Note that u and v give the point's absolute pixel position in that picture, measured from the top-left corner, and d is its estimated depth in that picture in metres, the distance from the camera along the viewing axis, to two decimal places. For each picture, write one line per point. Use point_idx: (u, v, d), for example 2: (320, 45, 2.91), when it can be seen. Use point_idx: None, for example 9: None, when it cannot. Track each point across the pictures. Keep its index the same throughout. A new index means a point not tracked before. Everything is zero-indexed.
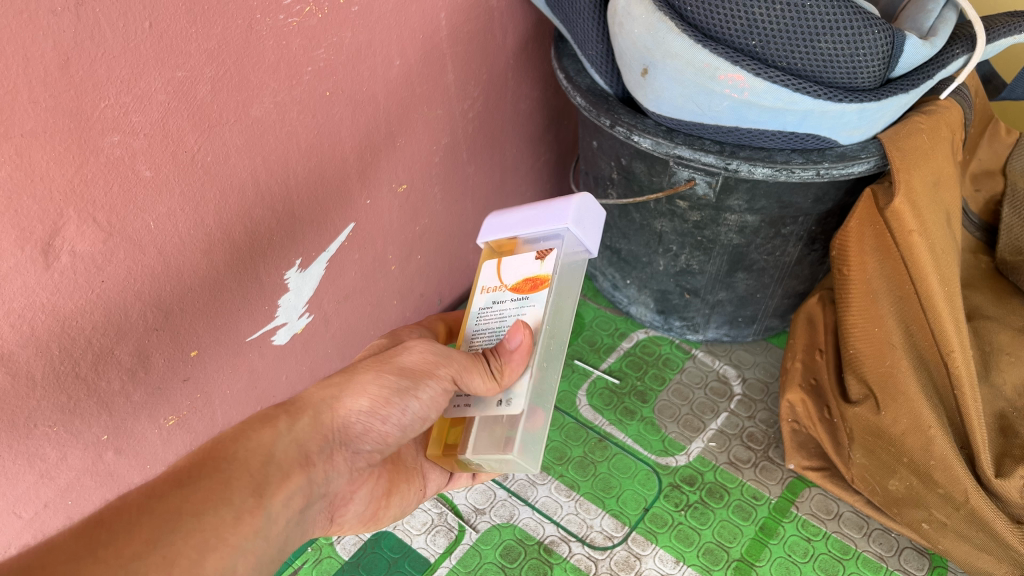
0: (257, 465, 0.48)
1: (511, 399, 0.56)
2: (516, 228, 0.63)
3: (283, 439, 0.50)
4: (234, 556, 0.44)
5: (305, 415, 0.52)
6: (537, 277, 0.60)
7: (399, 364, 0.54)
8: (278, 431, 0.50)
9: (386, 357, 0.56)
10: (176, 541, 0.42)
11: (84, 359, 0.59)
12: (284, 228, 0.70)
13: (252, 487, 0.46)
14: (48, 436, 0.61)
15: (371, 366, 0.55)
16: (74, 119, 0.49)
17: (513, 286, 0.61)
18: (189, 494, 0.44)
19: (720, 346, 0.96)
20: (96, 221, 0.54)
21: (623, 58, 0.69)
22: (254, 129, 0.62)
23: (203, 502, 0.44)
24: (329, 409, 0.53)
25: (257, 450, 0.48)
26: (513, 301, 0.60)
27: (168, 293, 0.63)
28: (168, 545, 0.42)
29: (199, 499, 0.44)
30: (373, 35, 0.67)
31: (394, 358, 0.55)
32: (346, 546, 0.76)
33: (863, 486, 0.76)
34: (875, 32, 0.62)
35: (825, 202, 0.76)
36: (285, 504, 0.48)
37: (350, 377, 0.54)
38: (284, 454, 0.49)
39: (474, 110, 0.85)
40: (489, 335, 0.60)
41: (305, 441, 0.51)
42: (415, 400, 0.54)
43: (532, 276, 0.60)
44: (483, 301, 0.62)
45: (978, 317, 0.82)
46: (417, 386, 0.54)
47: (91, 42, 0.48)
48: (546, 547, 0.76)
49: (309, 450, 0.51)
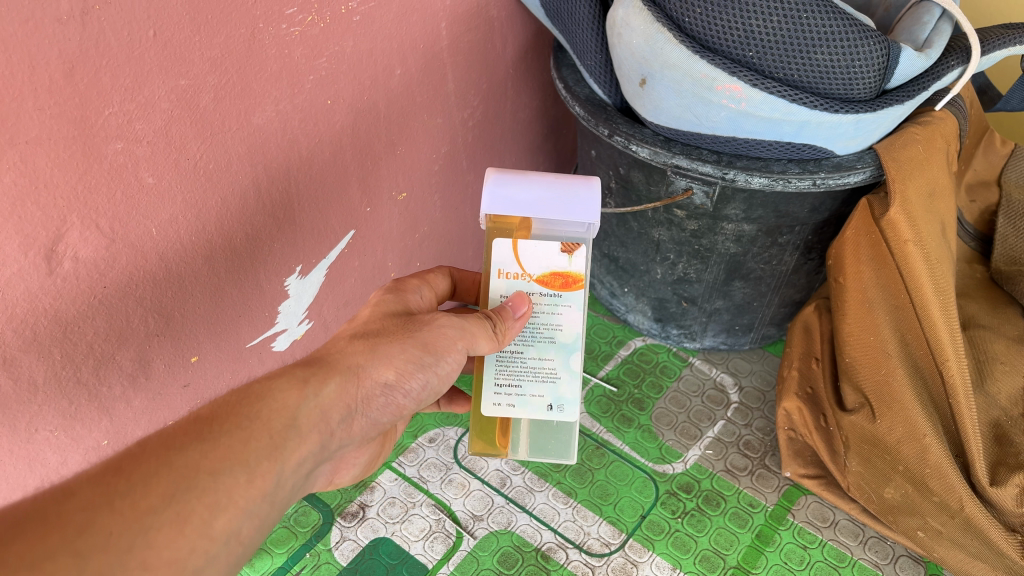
0: (278, 429, 0.48)
1: (563, 405, 0.63)
2: (532, 209, 0.61)
3: (308, 403, 0.50)
4: (243, 519, 0.44)
5: (333, 380, 0.51)
6: (568, 275, 0.61)
7: (422, 339, 0.55)
8: (304, 396, 0.50)
9: (409, 326, 0.56)
10: (190, 500, 0.42)
11: (85, 364, 0.60)
12: (285, 235, 0.71)
13: (269, 448, 0.47)
14: (49, 440, 0.62)
15: (394, 336, 0.55)
16: (78, 126, 0.50)
17: (540, 279, 0.62)
18: (208, 450, 0.44)
19: (717, 355, 0.96)
20: (99, 228, 0.55)
21: (622, 68, 0.70)
22: (256, 136, 0.63)
23: (221, 461, 0.45)
24: (355, 378, 0.52)
25: (281, 413, 0.48)
26: (542, 296, 0.62)
27: (169, 299, 0.63)
28: (183, 503, 0.42)
29: (218, 456, 0.45)
30: (374, 44, 0.68)
31: (416, 330, 0.55)
32: (345, 551, 0.76)
33: (859, 493, 0.77)
34: (871, 44, 0.63)
35: (821, 211, 0.77)
36: (297, 468, 0.48)
37: (373, 347, 0.54)
38: (306, 420, 0.49)
39: (473, 119, 0.86)
40: (521, 336, 0.62)
41: (328, 409, 0.51)
42: (433, 373, 0.56)
43: (563, 271, 0.61)
44: (503, 286, 0.62)
45: (973, 326, 0.83)
46: (439, 362, 0.56)
47: (96, 51, 0.48)
48: (543, 554, 0.76)
49: (332, 421, 0.51)
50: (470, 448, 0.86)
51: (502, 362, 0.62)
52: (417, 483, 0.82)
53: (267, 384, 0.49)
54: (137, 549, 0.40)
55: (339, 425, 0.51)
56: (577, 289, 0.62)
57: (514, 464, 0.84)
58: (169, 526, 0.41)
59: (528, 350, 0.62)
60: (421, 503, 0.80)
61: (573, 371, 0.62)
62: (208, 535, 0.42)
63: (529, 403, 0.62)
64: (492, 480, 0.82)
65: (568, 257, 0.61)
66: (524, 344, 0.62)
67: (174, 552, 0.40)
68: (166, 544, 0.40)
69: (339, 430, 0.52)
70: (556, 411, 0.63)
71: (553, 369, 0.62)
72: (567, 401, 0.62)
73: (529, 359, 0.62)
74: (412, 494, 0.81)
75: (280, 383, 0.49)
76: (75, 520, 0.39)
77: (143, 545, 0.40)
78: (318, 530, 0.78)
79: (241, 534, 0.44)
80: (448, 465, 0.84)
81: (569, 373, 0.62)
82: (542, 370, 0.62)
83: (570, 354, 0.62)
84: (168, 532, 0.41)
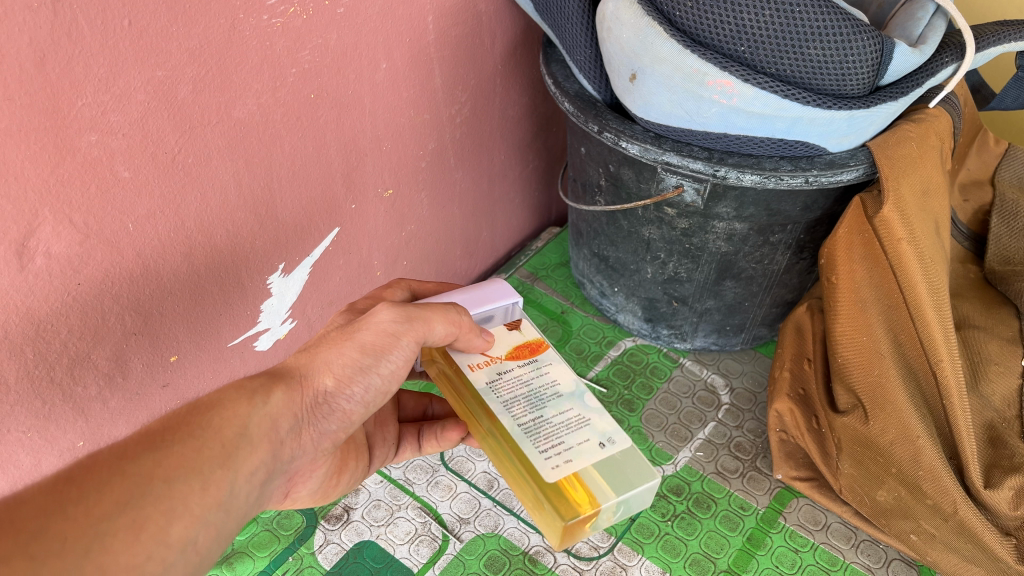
0: (230, 437, 0.48)
1: (610, 438, 0.56)
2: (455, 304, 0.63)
3: (258, 412, 0.50)
4: (198, 528, 0.44)
5: (279, 391, 0.51)
6: (527, 343, 0.62)
7: (359, 340, 0.54)
8: (253, 405, 0.50)
9: (350, 326, 0.55)
10: (143, 507, 0.42)
11: (59, 364, 0.58)
12: (266, 231, 0.69)
13: (221, 457, 0.47)
14: (22, 442, 0.60)
15: (333, 342, 0.54)
16: (50, 117, 0.48)
17: (510, 356, 0.61)
18: (161, 458, 0.45)
19: (708, 355, 0.95)
20: (73, 223, 0.53)
21: (612, 63, 0.68)
22: (237, 130, 0.61)
23: (176, 468, 0.45)
24: (299, 387, 0.52)
25: (232, 422, 0.48)
26: (523, 367, 0.60)
27: (147, 296, 0.62)
28: (138, 509, 0.42)
29: (172, 464, 0.45)
30: (358, 38, 0.66)
31: (355, 330, 0.54)
32: (328, 555, 0.75)
33: (851, 496, 0.75)
34: (865, 39, 0.61)
35: (814, 210, 0.76)
36: (250, 478, 0.48)
37: (314, 355, 0.54)
38: (257, 429, 0.49)
39: (461, 116, 0.84)
40: (529, 404, 0.58)
41: (278, 419, 0.50)
42: (378, 373, 0.54)
43: (524, 342, 0.62)
44: (485, 375, 0.59)
45: (966, 326, 0.82)
46: (380, 362, 0.54)
47: (68, 40, 0.47)
48: (531, 558, 0.74)
49: (282, 430, 0.50)
50: (458, 450, 0.84)
51: (532, 431, 0.56)
52: (403, 486, 0.81)
53: (217, 395, 0.49)
54: (92, 554, 0.40)
55: (289, 434, 0.51)
56: (546, 350, 0.62)
57: None
58: (122, 531, 0.41)
59: (545, 411, 0.57)
60: (406, 506, 0.79)
61: (595, 409, 0.58)
62: (164, 542, 0.43)
63: (583, 452, 0.55)
64: (479, 482, 0.81)
65: (520, 331, 0.63)
66: (537, 409, 0.57)
67: (130, 557, 0.41)
68: (122, 550, 0.41)
69: (289, 439, 0.51)
70: (610, 446, 0.56)
71: (577, 415, 0.58)
72: (614, 432, 0.57)
73: (552, 419, 0.57)
74: (398, 496, 0.80)
75: (230, 392, 0.49)
76: (28, 527, 0.39)
77: (98, 550, 0.40)
78: (301, 534, 0.76)
79: (197, 543, 0.44)
80: (435, 467, 0.82)
81: (593, 411, 0.58)
82: (571, 421, 0.57)
83: (580, 399, 0.59)
84: (122, 537, 0.41)
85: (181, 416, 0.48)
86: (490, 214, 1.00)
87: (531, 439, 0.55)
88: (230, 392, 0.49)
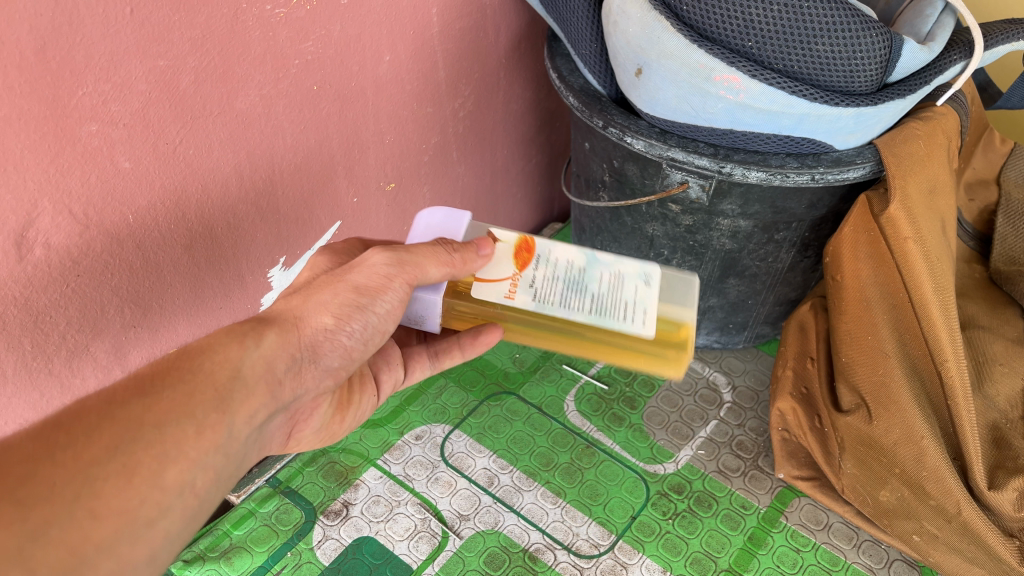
0: (222, 381, 0.46)
1: (649, 276, 0.60)
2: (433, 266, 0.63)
3: (251, 355, 0.48)
4: (195, 470, 0.44)
5: (271, 333, 0.49)
6: (517, 246, 0.61)
7: (352, 281, 0.52)
8: (245, 347, 0.48)
9: (342, 270, 0.54)
10: (137, 453, 0.41)
11: (56, 355, 0.58)
12: (267, 223, 0.69)
13: (216, 401, 0.45)
14: (20, 433, 0.59)
15: (325, 284, 0.53)
16: (49, 105, 0.48)
17: (517, 266, 0.60)
18: (151, 402, 0.43)
19: (711, 353, 0.94)
20: (72, 213, 0.53)
21: (617, 57, 0.68)
22: (238, 122, 0.60)
23: (166, 414, 0.43)
24: (294, 327, 0.51)
25: (224, 367, 0.47)
26: (538, 268, 0.60)
27: (145, 288, 0.61)
28: (128, 455, 0.41)
29: (162, 408, 0.43)
30: (362, 29, 0.66)
31: (347, 273, 0.53)
32: (327, 551, 0.74)
33: (853, 495, 0.75)
34: (873, 35, 0.61)
35: (819, 207, 0.75)
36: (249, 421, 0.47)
37: (308, 295, 0.52)
38: (251, 371, 0.47)
39: (465, 109, 0.84)
40: (571, 291, 0.59)
41: (274, 359, 0.49)
42: (374, 314, 0.53)
43: (516, 246, 0.61)
44: (526, 295, 0.59)
45: (971, 327, 0.81)
46: (374, 303, 0.53)
47: (69, 28, 0.46)
48: (530, 555, 0.74)
49: (278, 371, 0.49)
50: (458, 446, 0.84)
51: (602, 309, 0.59)
52: (402, 482, 0.80)
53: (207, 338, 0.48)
54: (84, 498, 0.39)
55: (287, 374, 0.50)
56: (535, 242, 0.62)
57: (502, 462, 0.82)
58: (115, 477, 0.40)
59: (590, 287, 0.59)
60: (405, 502, 0.78)
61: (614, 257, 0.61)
62: (160, 487, 0.42)
63: (646, 298, 0.59)
64: (479, 478, 0.80)
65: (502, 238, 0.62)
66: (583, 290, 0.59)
67: (124, 502, 0.40)
68: (115, 495, 0.40)
69: (288, 379, 0.50)
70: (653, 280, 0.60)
71: (611, 275, 0.60)
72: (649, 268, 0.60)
73: (601, 290, 0.59)
74: (397, 492, 0.79)
75: (221, 335, 0.48)
76: (15, 472, 0.38)
77: (91, 495, 0.39)
78: (299, 529, 0.76)
79: (195, 486, 0.44)
80: (435, 463, 0.82)
81: (614, 263, 0.61)
82: (608, 277, 0.60)
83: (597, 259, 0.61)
84: (114, 483, 0.40)
85: (170, 362, 0.46)
86: (492, 209, 1.00)
87: (607, 317, 0.58)
88: (221, 336, 0.48)
